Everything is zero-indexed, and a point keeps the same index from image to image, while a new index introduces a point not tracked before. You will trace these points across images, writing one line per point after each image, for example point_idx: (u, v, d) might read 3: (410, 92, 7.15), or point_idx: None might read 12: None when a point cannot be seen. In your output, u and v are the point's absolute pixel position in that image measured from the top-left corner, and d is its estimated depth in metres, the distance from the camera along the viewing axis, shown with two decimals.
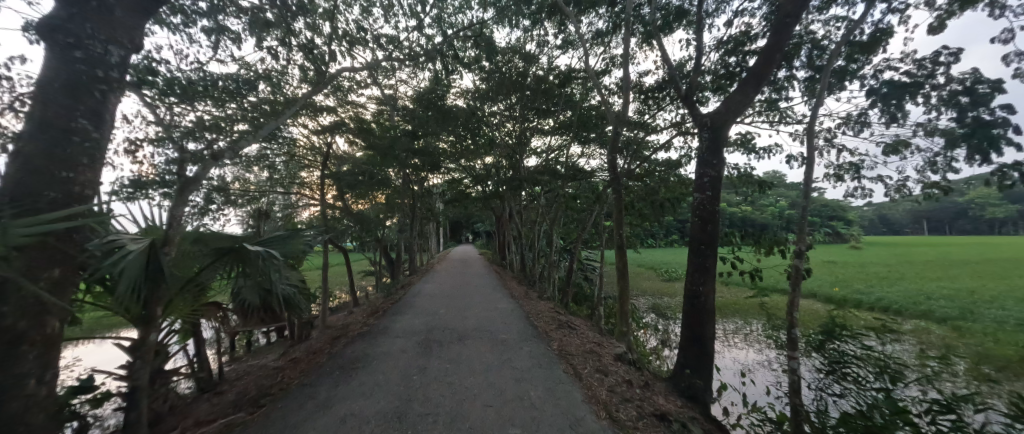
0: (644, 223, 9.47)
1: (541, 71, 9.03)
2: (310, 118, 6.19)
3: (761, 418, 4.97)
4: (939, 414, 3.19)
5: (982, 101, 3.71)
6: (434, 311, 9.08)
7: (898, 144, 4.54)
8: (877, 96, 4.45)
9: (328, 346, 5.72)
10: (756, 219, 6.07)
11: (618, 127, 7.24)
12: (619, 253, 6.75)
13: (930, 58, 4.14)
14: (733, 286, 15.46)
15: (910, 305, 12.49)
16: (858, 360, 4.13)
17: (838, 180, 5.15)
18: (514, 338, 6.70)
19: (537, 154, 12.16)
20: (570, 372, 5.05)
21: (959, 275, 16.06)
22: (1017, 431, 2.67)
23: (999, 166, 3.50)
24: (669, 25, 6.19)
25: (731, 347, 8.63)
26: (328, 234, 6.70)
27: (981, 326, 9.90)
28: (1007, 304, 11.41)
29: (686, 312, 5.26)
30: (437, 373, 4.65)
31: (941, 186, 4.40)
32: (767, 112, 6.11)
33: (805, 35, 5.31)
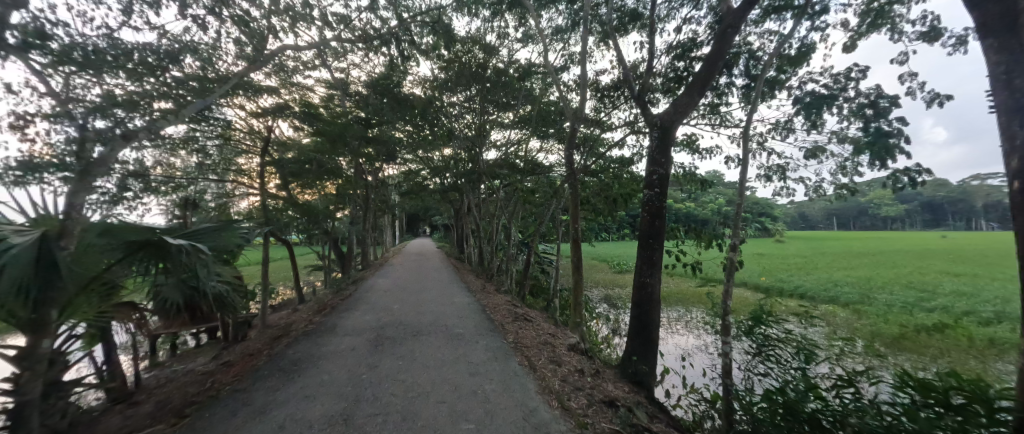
0: (598, 217, 9.81)
1: (501, 64, 8.96)
2: (247, 99, 5.66)
3: (698, 398, 5.35)
4: (843, 388, 3.46)
5: (882, 115, 4.18)
6: (387, 306, 8.79)
7: (816, 150, 5.04)
8: (801, 105, 4.89)
9: (268, 347, 5.33)
10: (699, 215, 6.51)
11: (575, 124, 7.38)
12: (574, 247, 6.91)
13: (844, 73, 4.59)
14: (677, 277, 16.54)
15: (823, 291, 14.13)
16: (781, 342, 4.55)
17: (767, 180, 5.63)
18: (470, 332, 6.66)
19: (497, 147, 12.11)
20: (525, 364, 5.10)
21: (862, 265, 18.41)
22: (902, 398, 3.06)
23: (893, 171, 3.98)
24: (624, 27, 6.34)
25: (674, 333, 9.22)
26: (268, 226, 6.21)
27: (877, 309, 11.43)
28: (898, 290, 13.26)
29: (635, 303, 5.50)
30: (388, 371, 4.50)
31: (849, 188, 4.94)
32: (709, 115, 6.50)
33: (744, 45, 5.69)
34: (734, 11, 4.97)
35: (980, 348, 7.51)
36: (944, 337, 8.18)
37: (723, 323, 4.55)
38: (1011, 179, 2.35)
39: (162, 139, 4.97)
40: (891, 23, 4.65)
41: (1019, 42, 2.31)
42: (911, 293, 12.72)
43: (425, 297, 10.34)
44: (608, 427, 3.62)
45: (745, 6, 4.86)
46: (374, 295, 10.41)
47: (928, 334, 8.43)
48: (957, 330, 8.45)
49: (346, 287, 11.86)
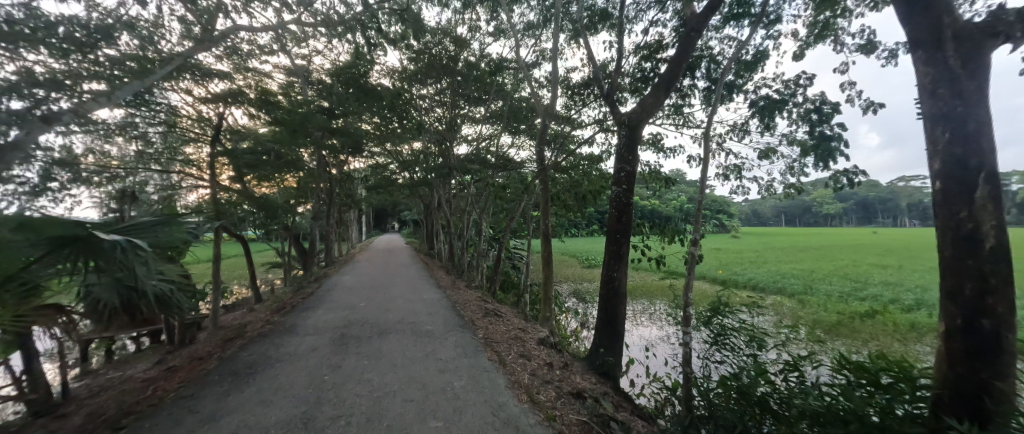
0: (568, 213, 9.94)
1: (472, 57, 8.83)
2: (195, 83, 5.24)
3: (660, 387, 5.56)
4: (789, 372, 3.67)
5: (826, 120, 4.48)
6: (353, 304, 8.51)
7: (768, 151, 5.32)
8: (756, 109, 5.14)
9: (219, 349, 4.98)
10: (663, 211, 6.74)
11: (546, 120, 7.40)
12: (544, 242, 6.95)
13: (793, 80, 4.87)
14: (642, 271, 17.14)
15: (774, 283, 15.12)
16: (736, 331, 4.79)
17: (724, 179, 5.90)
18: (439, 329, 6.56)
19: (467, 142, 11.97)
20: (495, 360, 5.08)
21: (808, 259, 19.88)
22: (841, 379, 3.30)
23: (835, 172, 4.27)
24: (594, 26, 6.40)
25: (639, 325, 9.53)
26: (220, 220, 5.79)
27: (819, 299, 12.40)
28: (837, 281, 14.43)
29: (603, 297, 5.60)
30: (352, 371, 4.34)
31: (796, 187, 5.27)
32: (673, 116, 6.71)
33: (705, 50, 5.91)
34: (698, 16, 5.12)
35: (905, 332, 8.33)
36: (876, 323, 8.99)
37: (683, 314, 4.74)
38: (934, 181, 2.58)
39: (93, 124, 4.48)
40: (835, 35, 4.99)
41: (943, 56, 2.53)
42: (848, 283, 13.88)
43: (392, 294, 10.08)
44: (576, 419, 3.68)
45: (707, 11, 5.03)
46: (338, 293, 10.01)
47: (862, 321, 9.23)
48: (886, 316, 9.33)
49: (308, 285, 11.35)
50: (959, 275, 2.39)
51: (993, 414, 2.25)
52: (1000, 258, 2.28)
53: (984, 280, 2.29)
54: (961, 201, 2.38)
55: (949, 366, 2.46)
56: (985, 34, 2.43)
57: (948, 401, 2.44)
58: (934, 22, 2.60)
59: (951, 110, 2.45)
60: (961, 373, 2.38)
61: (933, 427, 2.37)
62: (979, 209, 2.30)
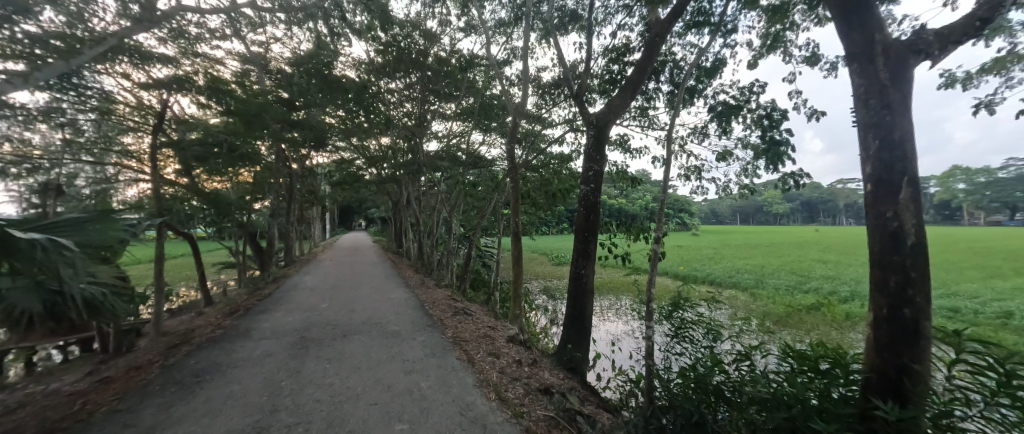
0: (538, 212, 10.01)
1: (442, 52, 8.67)
2: (134, 66, 4.79)
3: (624, 379, 5.73)
4: (741, 361, 3.88)
5: (775, 125, 4.76)
6: (315, 305, 8.14)
7: (725, 153, 5.60)
8: (715, 113, 5.38)
9: (161, 357, 4.60)
10: (629, 209, 6.93)
11: (517, 118, 7.40)
12: (514, 240, 6.95)
13: (748, 88, 5.14)
14: (610, 268, 17.62)
15: (730, 277, 16.00)
16: (695, 324, 5.02)
17: (685, 180, 6.15)
18: (407, 329, 6.41)
19: (437, 139, 11.76)
20: (463, 359, 5.02)
21: (761, 255, 21.20)
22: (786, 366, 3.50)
23: (784, 174, 4.55)
24: (565, 26, 6.44)
25: (606, 320, 9.79)
26: (163, 217, 5.34)
27: (770, 292, 13.27)
28: (786, 275, 15.51)
29: (571, 294, 5.68)
30: (312, 375, 4.15)
31: (750, 188, 5.58)
32: (639, 118, 6.90)
33: (669, 55, 6.11)
34: (662, 22, 5.28)
35: (843, 322, 9.07)
36: (819, 314, 9.74)
37: (646, 309, 4.90)
38: (865, 184, 2.80)
39: (11, 109, 3.99)
40: (784, 47, 5.31)
41: (874, 69, 2.74)
42: (795, 277, 14.96)
43: (357, 294, 9.74)
44: (543, 414, 3.72)
45: (671, 18, 5.19)
46: (298, 294, 9.55)
47: (808, 313, 9.97)
48: (828, 308, 10.12)
49: (265, 285, 10.74)
50: (886, 269, 2.61)
51: (912, 394, 2.48)
52: (919, 253, 2.53)
53: (906, 273, 2.52)
54: (887, 202, 2.61)
55: (876, 351, 2.68)
56: (908, 51, 2.67)
57: (876, 383, 2.67)
58: (866, 37, 2.82)
59: (880, 119, 2.67)
60: (886, 358, 2.60)
61: (864, 407, 2.57)
62: (902, 209, 2.53)
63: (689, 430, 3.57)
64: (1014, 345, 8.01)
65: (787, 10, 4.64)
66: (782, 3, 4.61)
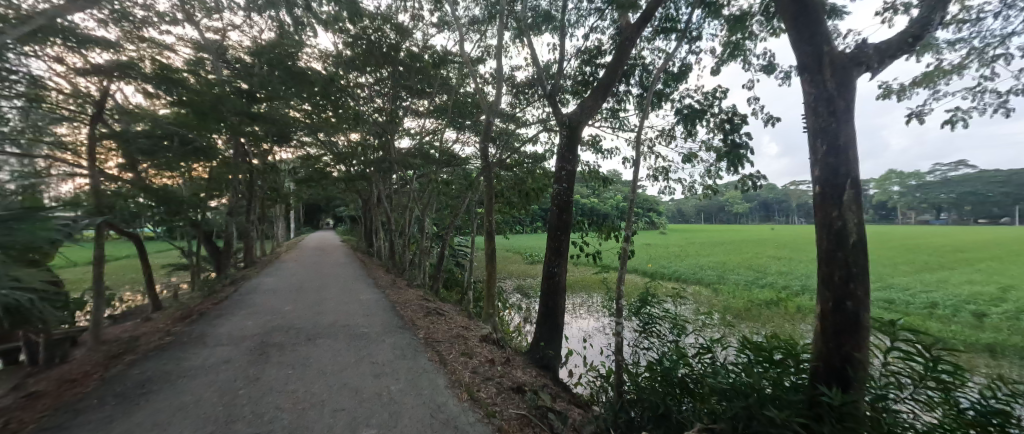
0: (512, 211, 10.04)
1: (415, 47, 8.49)
2: (69, 50, 4.37)
3: (595, 375, 5.84)
4: (703, 355, 4.03)
5: (736, 129, 5.00)
6: (278, 308, 7.77)
7: (691, 155, 5.82)
8: (681, 116, 5.58)
9: (100, 368, 4.21)
10: (601, 208, 7.07)
11: (491, 117, 7.39)
12: (487, 240, 6.92)
13: (711, 93, 5.37)
14: (581, 266, 17.94)
15: (695, 273, 16.70)
16: (661, 320, 5.20)
17: (653, 180, 6.35)
18: (376, 331, 6.23)
19: (410, 135, 11.52)
20: (435, 360, 4.94)
21: (723, 252, 22.27)
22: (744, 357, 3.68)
23: (743, 176, 4.79)
24: (538, 26, 6.47)
25: (578, 318, 9.94)
26: (105, 215, 4.91)
27: (732, 287, 13.97)
28: (745, 271, 16.37)
29: (543, 292, 5.72)
30: (273, 382, 3.95)
31: (713, 189, 5.83)
32: (610, 119, 7.05)
33: (639, 59, 6.28)
34: (632, 26, 5.41)
35: (797, 315, 9.69)
36: (776, 308, 10.35)
37: (615, 306, 5.02)
38: (814, 186, 2.99)
39: None
40: (744, 55, 5.58)
41: (822, 79, 2.93)
42: (753, 273, 15.83)
43: (324, 296, 9.37)
44: (516, 413, 3.72)
45: (640, 23, 5.33)
46: (259, 297, 9.07)
47: (765, 307, 10.56)
48: (784, 302, 10.77)
49: (222, 287, 10.13)
50: (832, 265, 2.80)
51: (853, 380, 2.67)
52: (860, 250, 2.73)
53: (849, 268, 2.72)
54: (832, 203, 2.80)
55: (823, 341, 2.86)
56: (851, 64, 2.87)
57: (822, 371, 2.86)
58: (815, 49, 3.00)
59: (827, 126, 2.85)
60: (832, 348, 2.78)
61: (812, 394, 2.74)
62: (846, 209, 2.72)
63: (655, 422, 3.67)
64: (940, 331, 8.87)
65: (747, 20, 4.87)
66: (742, 14, 4.84)
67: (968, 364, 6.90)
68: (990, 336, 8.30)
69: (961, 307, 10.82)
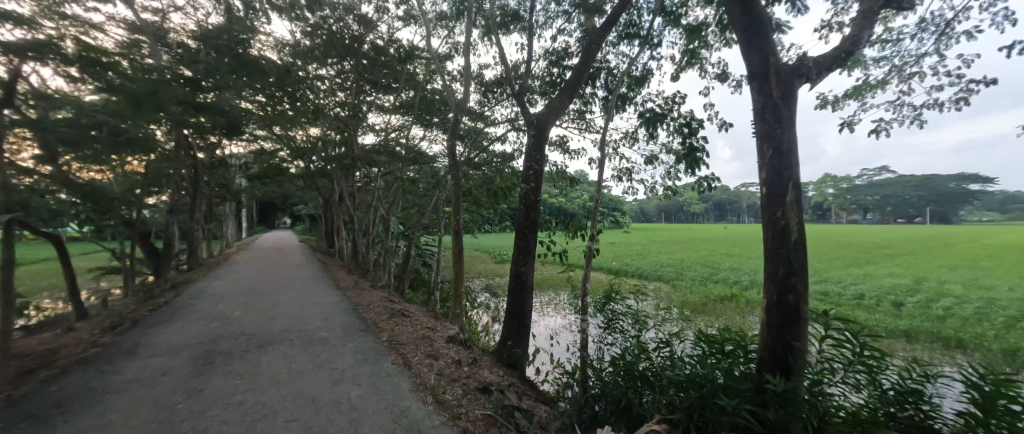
0: (480, 210, 9.99)
1: (379, 40, 8.19)
2: None
3: (561, 372, 5.92)
4: (660, 348, 4.16)
5: (693, 133, 5.24)
6: (226, 314, 7.24)
7: (653, 157, 6.03)
8: (644, 119, 5.76)
9: (7, 385, 3.71)
10: (567, 207, 7.15)
11: (459, 115, 7.29)
12: (455, 239, 6.82)
13: (671, 98, 5.59)
14: (549, 264, 18.20)
15: (656, 270, 17.41)
16: (625, 316, 5.35)
17: (618, 181, 6.53)
18: (336, 335, 5.95)
19: (374, 132, 11.13)
20: (399, 363, 4.80)
21: (681, 250, 23.39)
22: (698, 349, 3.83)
23: (701, 177, 5.02)
24: (505, 25, 6.45)
25: (546, 316, 10.05)
26: (17, 214, 4.33)
27: (689, 282, 14.71)
28: (702, 268, 17.26)
29: (510, 292, 5.73)
30: (218, 394, 3.65)
31: (672, 190, 6.08)
32: (577, 120, 7.16)
33: (604, 62, 6.42)
34: (598, 30, 5.51)
35: (747, 308, 10.35)
36: (730, 303, 11.00)
37: (580, 304, 5.09)
38: (761, 188, 3.17)
39: None
40: (701, 63, 5.86)
41: (768, 87, 3.12)
42: (708, 269, 16.76)
43: (278, 299, 8.84)
44: (481, 414, 3.68)
45: (605, 27, 5.44)
46: (204, 301, 8.41)
47: (719, 301, 11.21)
48: (736, 296, 11.48)
49: (161, 291, 9.29)
50: (777, 260, 2.99)
51: (794, 368, 2.87)
52: (801, 247, 2.93)
53: (791, 264, 2.92)
54: (777, 203, 2.98)
55: (768, 333, 3.05)
56: (794, 75, 3.08)
57: (766, 361, 3.04)
58: (763, 59, 3.17)
59: (773, 132, 3.04)
60: (776, 338, 2.97)
61: (758, 382, 2.91)
62: (788, 210, 2.92)
63: (617, 415, 3.77)
64: (868, 320, 9.82)
65: (702, 30, 5.12)
66: (698, 24, 5.08)
67: (888, 350, 7.71)
68: (908, 323, 9.29)
69: (885, 298, 12.02)
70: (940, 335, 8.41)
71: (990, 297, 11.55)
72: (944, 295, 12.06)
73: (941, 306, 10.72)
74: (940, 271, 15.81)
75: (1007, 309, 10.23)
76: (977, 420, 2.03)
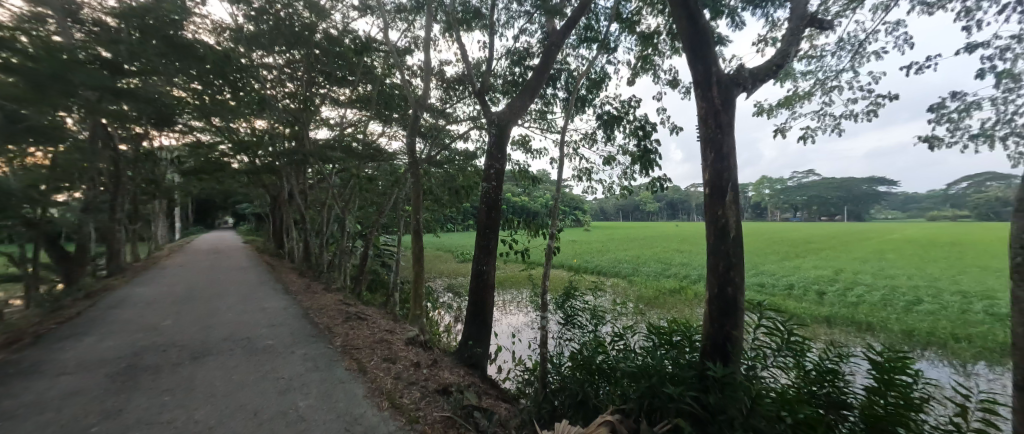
0: (442, 209, 9.83)
1: (333, 30, 7.80)
2: None
3: (522, 369, 5.98)
4: (614, 343, 4.32)
5: (647, 135, 5.50)
6: (154, 323, 6.56)
7: (610, 158, 6.25)
8: (601, 121, 5.95)
9: None
10: (529, 206, 7.22)
11: (418, 111, 7.12)
12: (414, 239, 6.66)
13: (627, 101, 5.83)
14: (511, 263, 18.33)
15: (614, 266, 18.12)
16: (584, 311, 5.51)
17: (578, 180, 6.70)
18: (283, 342, 5.59)
19: (328, 126, 10.58)
20: (353, 368, 4.61)
21: (637, 246, 24.50)
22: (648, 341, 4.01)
23: (654, 178, 5.28)
24: (467, 23, 6.39)
25: (508, 314, 10.12)
26: None
27: (643, 277, 15.47)
28: (655, 264, 18.19)
29: (471, 291, 5.69)
30: (141, 414, 3.29)
31: (629, 189, 6.34)
32: (539, 120, 7.25)
33: (564, 64, 6.55)
34: (558, 32, 5.61)
35: (694, 301, 11.07)
36: (679, 295, 11.74)
37: (540, 301, 5.17)
38: (704, 188, 3.39)
39: None
40: (653, 69, 6.15)
41: (710, 95, 3.33)
42: (661, 265, 17.71)
43: (217, 305, 8.15)
44: (440, 416, 3.63)
45: (565, 29, 5.55)
46: (127, 311, 7.57)
47: (671, 294, 11.91)
48: (685, 290, 12.25)
49: (74, 300, 8.22)
50: (717, 256, 3.22)
51: (732, 355, 3.11)
52: (737, 244, 3.17)
53: (729, 259, 3.16)
54: (717, 203, 3.21)
55: (710, 323, 3.28)
56: (731, 84, 3.34)
57: (709, 350, 3.25)
58: (706, 68, 3.39)
59: (714, 136, 3.27)
60: (716, 328, 3.20)
61: (701, 369, 3.12)
62: (727, 209, 3.15)
63: (575, 409, 3.87)
64: (797, 308, 10.87)
65: (654, 37, 5.38)
66: (650, 32, 5.33)
67: (812, 334, 8.59)
68: (829, 310, 10.41)
69: (810, 287, 13.40)
70: (853, 319, 9.50)
71: (893, 285, 13.24)
72: (857, 284, 13.65)
73: (856, 294, 12.13)
74: (854, 263, 17.84)
75: (906, 295, 11.77)
76: (879, 392, 2.32)
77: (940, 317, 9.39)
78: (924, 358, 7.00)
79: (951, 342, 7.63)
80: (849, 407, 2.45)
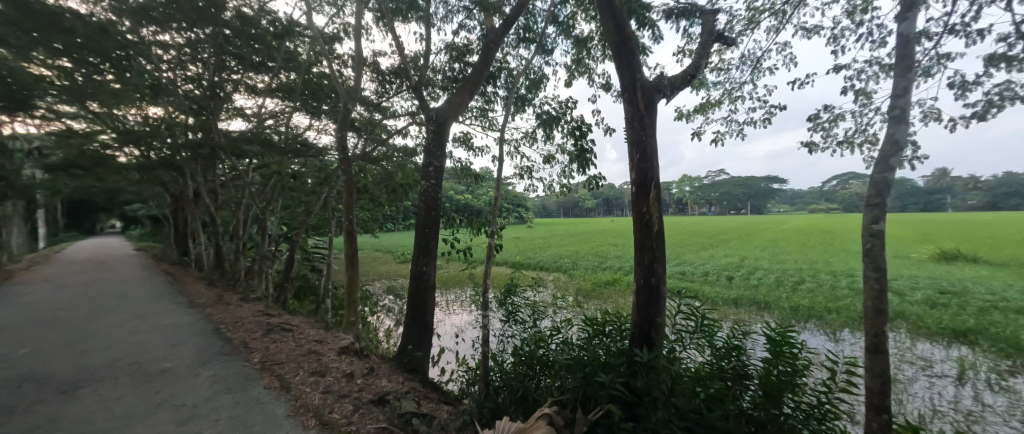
0: (379, 208, 9.33)
1: (246, 8, 6.98)
2: None
3: (465, 369, 5.92)
4: (552, 337, 4.42)
5: (583, 136, 5.74)
6: (3, 354, 5.32)
7: (550, 156, 6.42)
8: (541, 121, 6.09)
9: None
10: (471, 203, 7.16)
11: (349, 104, 6.64)
12: (348, 240, 6.24)
13: (564, 102, 6.02)
14: (453, 261, 18.04)
15: (554, 262, 18.75)
16: (525, 307, 5.60)
17: (519, 179, 6.76)
18: (185, 364, 4.89)
19: (243, 117, 9.47)
20: (275, 386, 4.20)
21: (575, 242, 25.60)
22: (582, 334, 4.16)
23: (590, 177, 5.53)
24: (402, 13, 6.10)
25: (451, 314, 9.96)
26: None
27: (581, 271, 16.20)
28: (592, 258, 19.15)
29: (410, 293, 5.50)
30: None
31: (568, 187, 6.57)
32: (479, 118, 7.21)
33: (504, 63, 6.58)
34: (497, 31, 5.63)
35: (627, 291, 11.87)
36: (614, 287, 12.48)
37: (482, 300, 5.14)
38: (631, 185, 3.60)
39: None
40: (587, 72, 6.43)
41: (636, 99, 3.57)
42: (597, 259, 18.70)
43: (96, 326, 6.87)
44: (373, 428, 3.47)
45: (503, 28, 5.57)
46: None
47: (606, 287, 12.62)
48: (619, 281, 13.06)
49: None
50: (643, 249, 3.46)
51: (655, 341, 3.37)
52: (659, 237, 3.44)
53: (652, 251, 3.42)
54: (643, 200, 3.44)
55: (637, 312, 3.52)
56: (653, 91, 3.61)
57: (637, 337, 3.49)
58: (631, 74, 3.62)
59: (639, 138, 3.52)
60: (643, 315, 3.45)
61: (629, 355, 3.35)
62: (650, 205, 3.40)
63: (517, 405, 3.91)
64: (713, 293, 12.20)
65: (587, 42, 5.63)
66: (584, 36, 5.57)
67: (724, 315, 9.69)
68: (737, 293, 11.85)
69: (722, 274, 15.11)
70: (755, 300, 10.93)
71: (785, 268, 15.45)
72: (758, 269, 15.70)
73: (757, 277, 13.96)
74: (755, 251, 20.48)
75: (795, 276, 13.82)
76: (772, 364, 2.67)
77: (818, 294, 11.19)
78: (807, 330, 8.29)
79: (825, 314, 9.14)
80: (750, 378, 2.79)
